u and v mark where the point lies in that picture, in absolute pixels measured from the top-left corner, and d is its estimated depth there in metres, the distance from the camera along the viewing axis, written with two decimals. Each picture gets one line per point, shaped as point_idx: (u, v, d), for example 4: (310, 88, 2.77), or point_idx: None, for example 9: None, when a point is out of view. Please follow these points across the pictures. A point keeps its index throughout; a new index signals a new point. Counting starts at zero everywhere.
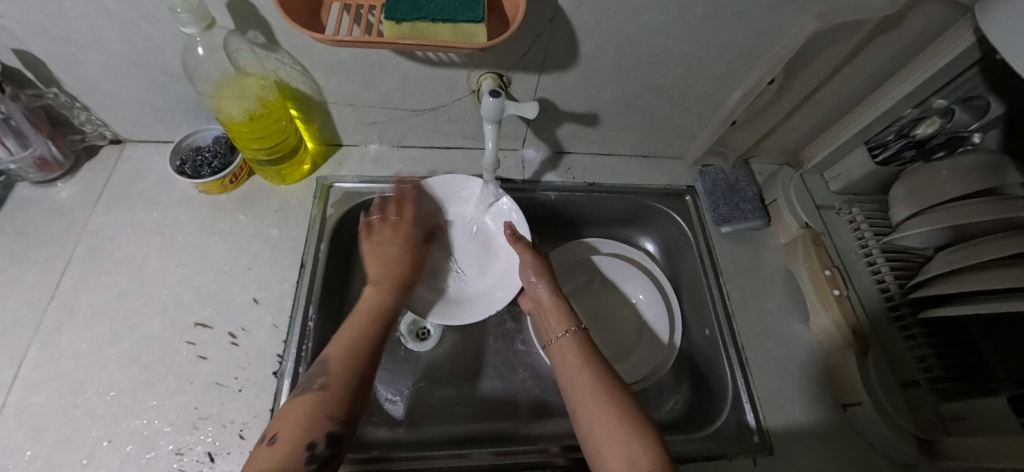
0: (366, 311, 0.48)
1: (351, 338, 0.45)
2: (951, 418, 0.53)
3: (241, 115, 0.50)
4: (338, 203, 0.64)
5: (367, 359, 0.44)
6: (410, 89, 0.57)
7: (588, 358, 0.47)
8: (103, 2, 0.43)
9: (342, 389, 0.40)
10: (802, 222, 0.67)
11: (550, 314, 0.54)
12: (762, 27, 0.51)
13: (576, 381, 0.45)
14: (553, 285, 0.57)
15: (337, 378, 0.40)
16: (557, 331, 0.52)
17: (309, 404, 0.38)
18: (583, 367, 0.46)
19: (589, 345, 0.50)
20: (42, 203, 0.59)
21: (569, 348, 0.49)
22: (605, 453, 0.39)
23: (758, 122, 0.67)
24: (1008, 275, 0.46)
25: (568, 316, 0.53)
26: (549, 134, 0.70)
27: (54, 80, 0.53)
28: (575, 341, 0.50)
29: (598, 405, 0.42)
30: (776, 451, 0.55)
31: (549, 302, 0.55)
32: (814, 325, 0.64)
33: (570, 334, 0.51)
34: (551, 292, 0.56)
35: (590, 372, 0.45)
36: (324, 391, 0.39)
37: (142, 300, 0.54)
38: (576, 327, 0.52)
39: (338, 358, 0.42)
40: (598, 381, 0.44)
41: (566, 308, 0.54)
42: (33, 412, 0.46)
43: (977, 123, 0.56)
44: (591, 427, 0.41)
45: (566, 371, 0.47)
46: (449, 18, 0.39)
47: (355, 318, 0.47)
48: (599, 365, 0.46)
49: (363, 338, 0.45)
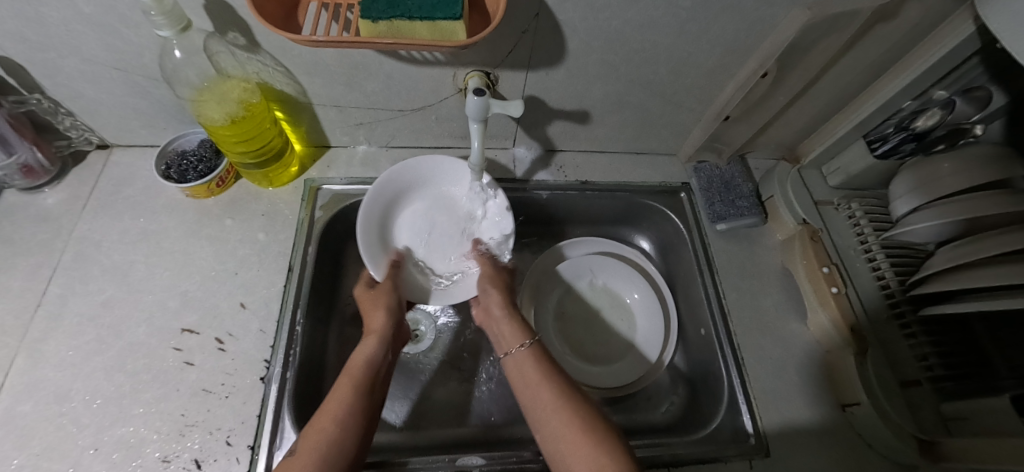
0: (351, 370, 0.48)
1: (342, 400, 0.44)
2: (952, 419, 0.51)
3: (223, 118, 0.49)
4: (327, 205, 0.63)
5: (355, 422, 0.42)
6: (396, 89, 0.56)
7: (545, 371, 0.47)
8: (79, 6, 0.42)
9: (318, 457, 0.38)
10: (799, 218, 0.65)
11: (506, 329, 0.54)
12: (754, 19, 0.50)
13: (535, 399, 0.44)
14: (507, 299, 0.57)
15: (314, 441, 0.39)
16: (514, 346, 0.51)
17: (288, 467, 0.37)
18: (540, 383, 0.45)
19: (547, 358, 0.50)
20: (29, 210, 0.58)
21: (526, 363, 0.48)
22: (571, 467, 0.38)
23: (753, 117, 0.65)
24: (1009, 272, 0.45)
25: (523, 330, 0.53)
26: (539, 132, 0.69)
27: (36, 87, 0.52)
28: (531, 355, 0.49)
29: (560, 420, 0.41)
30: (773, 453, 0.54)
31: (502, 318, 0.55)
32: (812, 323, 0.62)
33: (526, 348, 0.50)
34: (504, 307, 0.56)
35: (548, 387, 0.44)
36: (305, 453, 0.39)
37: (128, 307, 0.54)
38: (532, 339, 0.51)
39: (320, 421, 0.41)
40: (558, 396, 0.43)
41: (519, 324, 0.54)
42: (19, 421, 0.46)
43: (980, 114, 0.55)
44: (557, 446, 0.40)
45: (524, 387, 0.46)
46: (427, 16, 0.37)
47: (343, 378, 0.46)
48: (556, 378, 0.46)
49: (370, 359, 0.50)
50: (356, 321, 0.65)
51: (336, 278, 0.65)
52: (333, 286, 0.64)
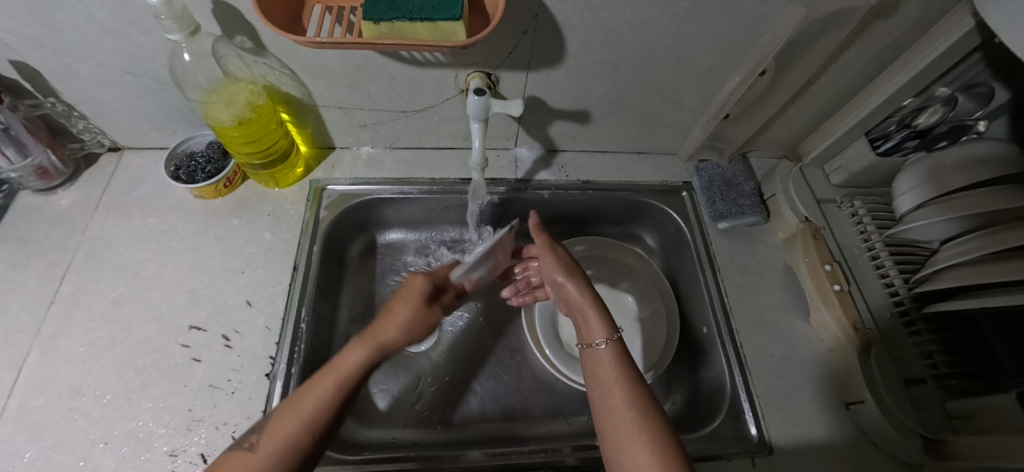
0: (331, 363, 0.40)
1: (313, 410, 0.36)
2: (959, 417, 0.51)
3: (230, 120, 0.50)
4: (332, 205, 0.64)
5: (316, 437, 0.36)
6: (399, 90, 0.57)
7: (628, 375, 0.42)
8: (93, 12, 0.44)
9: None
10: (802, 215, 0.65)
11: (589, 320, 0.49)
12: (752, 17, 0.50)
13: (611, 399, 0.40)
14: (586, 285, 0.53)
15: (265, 455, 0.34)
16: (596, 340, 0.47)
17: (239, 467, 0.33)
18: (617, 385, 0.41)
19: (629, 360, 0.44)
20: (43, 211, 0.60)
21: (606, 360, 0.44)
22: None
23: (753, 116, 0.65)
24: (1002, 269, 0.45)
25: (607, 325, 0.48)
26: (541, 132, 0.69)
27: (51, 90, 0.54)
28: (613, 353, 0.45)
29: (632, 434, 0.37)
30: (776, 452, 0.54)
31: (584, 305, 0.51)
32: (815, 322, 0.62)
33: (606, 344, 0.46)
34: (584, 293, 0.52)
35: (623, 393, 0.40)
36: (266, 452, 0.34)
37: (138, 305, 0.55)
38: (616, 336, 0.46)
39: (282, 430, 0.35)
40: (633, 409, 0.38)
41: (604, 313, 0.49)
42: (32, 415, 0.47)
43: (982, 110, 0.56)
44: (622, 459, 0.36)
45: (599, 387, 0.42)
46: (427, 17, 0.38)
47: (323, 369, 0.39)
48: (635, 387, 0.41)
49: (353, 364, 0.39)
50: (359, 319, 0.65)
51: (340, 277, 0.66)
52: (338, 284, 0.65)
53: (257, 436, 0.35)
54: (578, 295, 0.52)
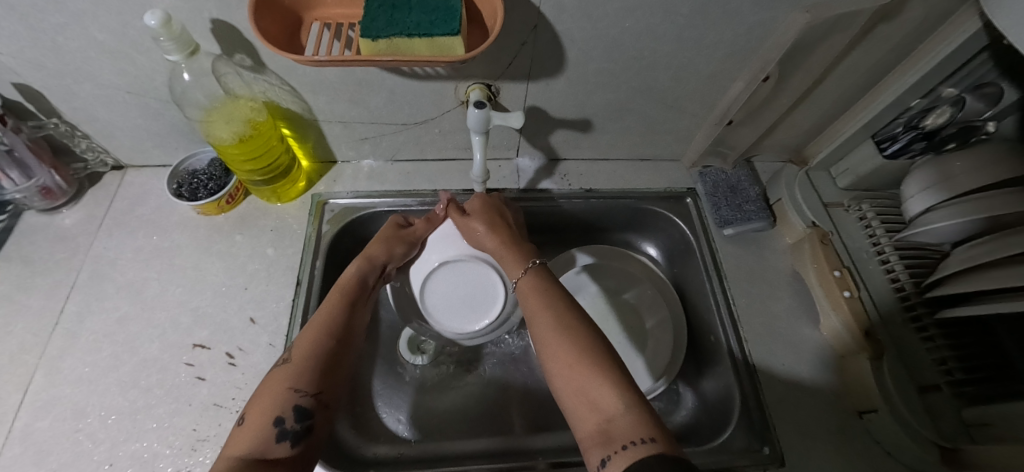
0: (330, 299, 0.50)
1: (324, 320, 0.47)
2: (976, 425, 0.49)
3: (230, 138, 0.50)
4: (334, 219, 0.64)
5: (334, 336, 0.46)
6: (399, 104, 0.57)
7: (550, 293, 0.48)
8: (93, 34, 0.44)
9: (308, 366, 0.42)
10: (809, 221, 0.64)
11: (505, 257, 0.55)
12: (753, 23, 0.49)
13: (537, 316, 0.46)
14: (501, 229, 0.57)
15: (301, 356, 0.43)
16: (516, 275, 0.53)
17: (277, 384, 0.41)
18: (541, 302, 0.47)
19: (546, 281, 0.51)
20: (48, 230, 0.60)
21: (530, 284, 0.50)
22: (569, 391, 0.39)
23: (756, 121, 0.65)
24: (1009, 274, 0.45)
25: (524, 256, 0.55)
26: (542, 142, 0.69)
27: (54, 112, 0.54)
28: (534, 278, 0.51)
29: (559, 337, 0.42)
30: (788, 462, 0.53)
31: (499, 247, 0.56)
32: (825, 329, 0.61)
33: (529, 272, 0.52)
34: (496, 236, 0.57)
35: (548, 307, 0.46)
36: (297, 364, 0.42)
37: (142, 324, 0.55)
38: (531, 263, 0.53)
39: (307, 339, 0.44)
40: (557, 314, 0.45)
41: (519, 249, 0.55)
42: (38, 437, 0.47)
43: (991, 111, 0.54)
44: (555, 359, 0.41)
45: (529, 308, 0.48)
46: (425, 32, 0.38)
47: (330, 299, 0.50)
48: (555, 303, 0.47)
49: (333, 314, 0.48)
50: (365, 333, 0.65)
51: None
52: None
53: (290, 355, 0.43)
54: (491, 237, 0.57)
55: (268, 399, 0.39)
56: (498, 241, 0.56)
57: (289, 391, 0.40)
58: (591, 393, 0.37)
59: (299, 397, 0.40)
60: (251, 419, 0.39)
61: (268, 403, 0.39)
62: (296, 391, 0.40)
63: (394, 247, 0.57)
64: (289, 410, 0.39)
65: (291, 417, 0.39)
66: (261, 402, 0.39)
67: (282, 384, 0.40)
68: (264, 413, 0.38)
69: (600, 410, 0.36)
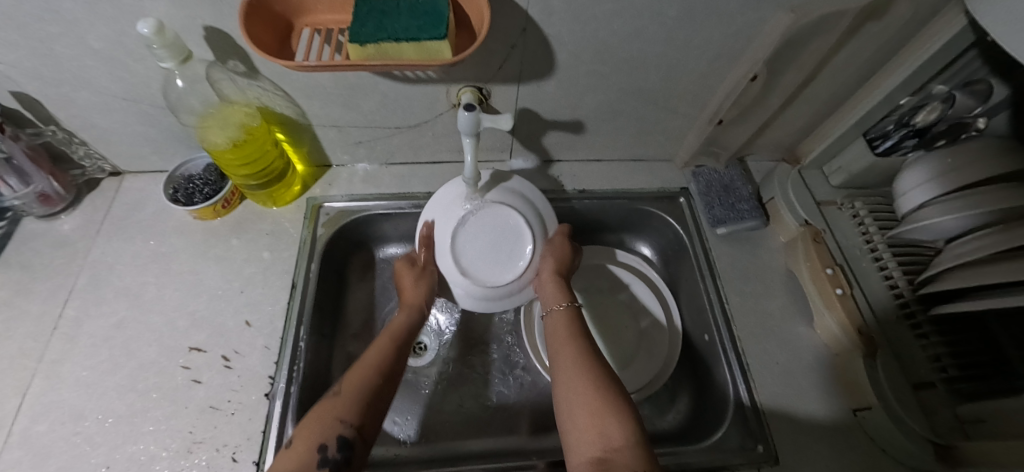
0: (382, 336, 0.51)
1: (374, 355, 0.47)
2: (970, 421, 0.49)
3: (224, 143, 0.51)
4: (329, 222, 0.64)
5: (382, 374, 0.46)
6: (392, 107, 0.57)
7: (576, 333, 0.50)
8: (89, 42, 0.44)
9: (356, 397, 0.42)
10: (802, 219, 0.65)
11: (550, 289, 0.56)
12: (741, 23, 0.50)
13: (562, 354, 0.48)
14: (558, 266, 0.59)
15: (349, 389, 0.43)
16: (557, 305, 0.54)
17: (325, 408, 0.41)
18: (569, 340, 0.49)
19: (582, 322, 0.52)
20: (46, 236, 0.61)
21: (562, 322, 0.52)
22: (578, 428, 0.39)
23: (748, 120, 0.65)
24: (1000, 269, 0.45)
25: (567, 293, 0.56)
26: (536, 143, 0.69)
27: (52, 119, 0.55)
28: (568, 315, 0.53)
29: (578, 375, 0.43)
30: (782, 461, 0.53)
31: (548, 279, 0.57)
32: (819, 327, 0.61)
33: (564, 308, 0.53)
34: (553, 271, 0.58)
35: (574, 346, 0.48)
36: (346, 394, 0.42)
37: (139, 328, 0.55)
38: (570, 302, 0.54)
39: (358, 374, 0.45)
40: (581, 354, 0.46)
41: (564, 285, 0.57)
42: (36, 441, 0.47)
43: (982, 107, 0.55)
44: (569, 397, 0.42)
45: (556, 344, 0.50)
46: (413, 37, 0.38)
47: (381, 338, 0.51)
48: (583, 342, 0.48)
49: (382, 351, 0.48)
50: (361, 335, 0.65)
51: (339, 294, 0.66)
52: (338, 301, 0.65)
53: (339, 385, 0.44)
54: (550, 271, 0.58)
55: (314, 422, 0.39)
56: (556, 277, 0.57)
57: (337, 419, 0.40)
58: (598, 430, 0.38)
59: (344, 429, 0.39)
60: (298, 442, 0.39)
61: (313, 428, 0.39)
62: (343, 422, 0.40)
63: (429, 288, 0.58)
64: (333, 439, 0.39)
65: (333, 446, 0.38)
66: (307, 426, 0.39)
67: (330, 411, 0.40)
68: (310, 438, 0.38)
69: (606, 441, 0.37)
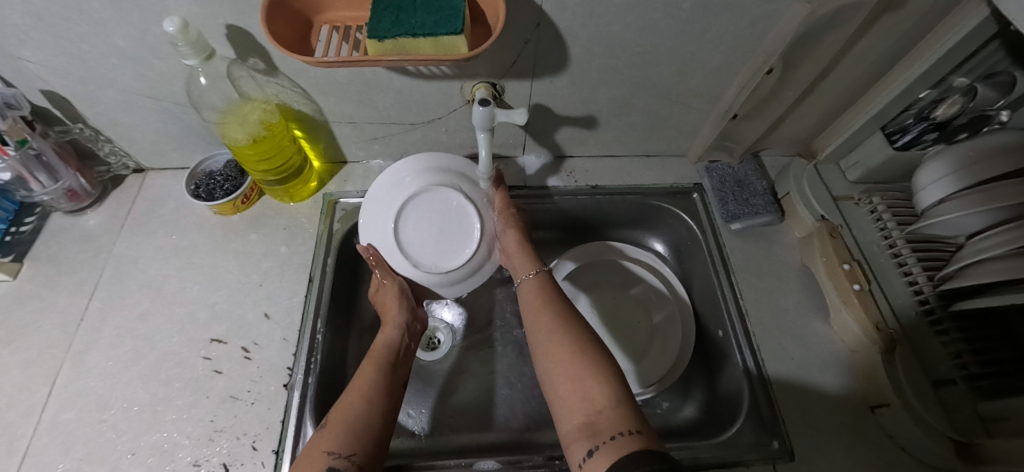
0: (370, 359, 0.51)
1: (362, 385, 0.48)
2: (992, 419, 0.48)
3: (245, 139, 0.52)
4: (345, 217, 0.65)
5: (370, 401, 0.46)
6: (407, 104, 0.58)
7: (548, 300, 0.52)
8: (115, 42, 0.46)
9: (343, 429, 0.42)
10: (818, 214, 0.64)
11: (517, 258, 0.59)
12: (756, 16, 0.49)
13: (537, 322, 0.50)
14: (521, 233, 0.60)
15: (337, 421, 0.43)
16: (525, 275, 0.57)
17: (317, 443, 0.41)
18: (543, 308, 0.51)
19: (551, 286, 0.55)
20: (73, 231, 0.63)
21: (532, 291, 0.54)
22: (563, 392, 0.42)
23: (762, 115, 0.65)
24: (1013, 266, 0.44)
25: (535, 260, 0.58)
26: (548, 139, 0.70)
27: (79, 117, 0.57)
28: (538, 282, 0.55)
29: (557, 341, 0.46)
30: (798, 457, 0.52)
31: (514, 249, 0.59)
32: (836, 323, 0.60)
33: (534, 276, 0.56)
34: (517, 240, 0.59)
35: (547, 313, 0.50)
36: (335, 428, 0.43)
37: (161, 320, 0.57)
38: (541, 269, 0.57)
39: (342, 405, 0.45)
40: (555, 321, 0.49)
41: (529, 252, 0.59)
42: (65, 428, 0.49)
43: (1005, 100, 0.53)
44: (550, 367, 0.45)
45: (531, 311, 0.52)
46: (429, 32, 0.39)
47: (368, 363, 0.51)
48: (558, 306, 0.51)
49: (370, 381, 0.48)
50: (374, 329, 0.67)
51: (355, 287, 0.67)
52: (353, 294, 0.66)
53: (327, 420, 0.44)
54: (514, 241, 0.59)
55: (307, 461, 0.40)
56: (518, 234, 0.60)
57: (325, 451, 0.40)
58: (584, 397, 0.40)
59: (333, 459, 0.40)
60: None
61: (306, 467, 0.39)
62: (330, 454, 0.40)
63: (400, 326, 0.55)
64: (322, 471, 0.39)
65: None
66: (300, 466, 0.40)
67: (319, 445, 0.41)
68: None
69: (591, 405, 0.39)
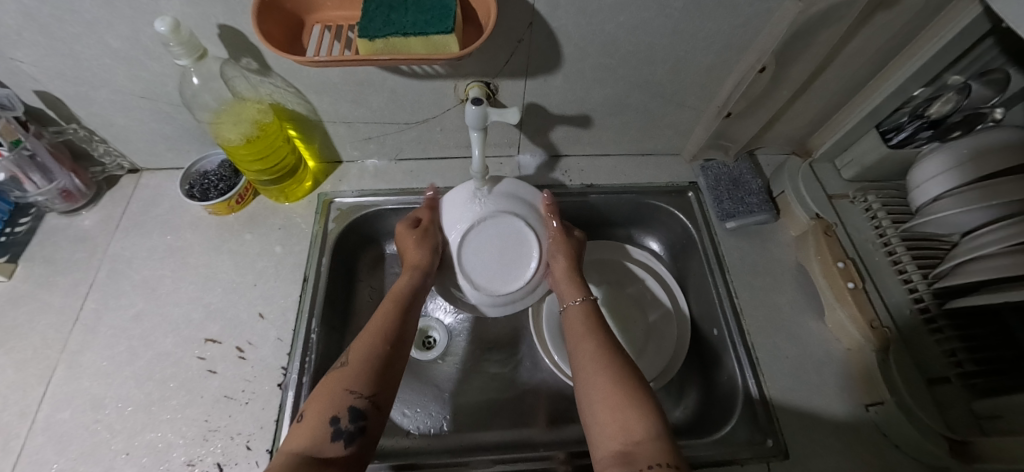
0: (388, 299, 0.52)
1: (381, 326, 0.48)
2: (987, 417, 0.48)
3: (239, 139, 0.52)
4: (339, 217, 0.65)
5: (388, 342, 0.47)
6: (401, 103, 0.58)
7: (593, 327, 0.51)
8: (108, 42, 0.46)
9: (363, 367, 0.44)
10: (812, 212, 0.64)
11: (562, 283, 0.57)
12: (749, 14, 0.49)
13: (580, 347, 0.49)
14: (570, 257, 0.58)
15: (357, 359, 0.44)
16: (571, 301, 0.55)
17: (338, 379, 0.43)
18: (587, 334, 0.50)
19: (601, 315, 0.53)
20: (68, 231, 0.63)
21: (578, 316, 0.53)
22: (601, 423, 0.41)
23: (757, 113, 0.65)
24: (1009, 264, 0.44)
25: (579, 285, 0.56)
26: (543, 138, 0.70)
27: (73, 118, 0.57)
28: (585, 309, 0.53)
29: (597, 369, 0.44)
30: (792, 456, 0.52)
31: (561, 272, 0.57)
32: (830, 321, 0.60)
33: (581, 302, 0.54)
34: (565, 266, 0.57)
35: (592, 340, 0.48)
36: (355, 365, 0.44)
37: (156, 320, 0.57)
38: (587, 295, 0.55)
39: (361, 342, 0.46)
40: (599, 348, 0.47)
41: (576, 277, 0.57)
42: (59, 428, 0.49)
43: (999, 97, 0.54)
44: (589, 394, 0.43)
45: (575, 337, 0.51)
46: (420, 31, 0.38)
47: (387, 304, 0.51)
48: (604, 333, 0.49)
49: (387, 323, 0.49)
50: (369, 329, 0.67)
51: (350, 287, 0.67)
52: (348, 294, 0.66)
53: (346, 357, 0.45)
54: (561, 267, 0.57)
55: (329, 396, 0.42)
56: (569, 257, 0.58)
57: (346, 389, 0.42)
58: (620, 426, 0.39)
59: (354, 398, 0.42)
60: (312, 413, 0.41)
61: (328, 401, 0.41)
62: (351, 393, 0.42)
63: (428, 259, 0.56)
64: (344, 410, 0.41)
65: (346, 417, 0.40)
66: (320, 399, 0.41)
67: (341, 381, 0.42)
68: (325, 407, 0.41)
69: (629, 435, 0.38)
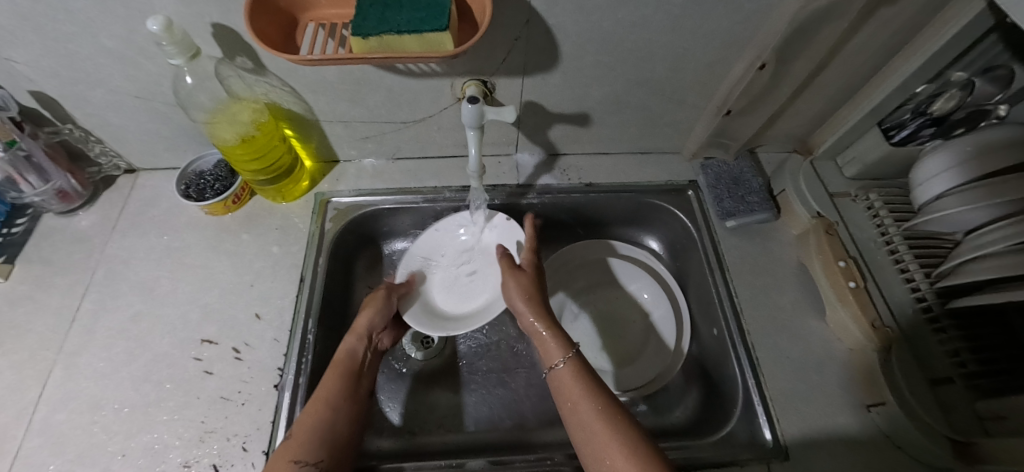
0: (334, 365, 0.51)
1: (326, 391, 0.47)
2: (989, 418, 0.47)
3: (234, 138, 0.52)
4: (337, 217, 0.65)
5: (335, 408, 0.46)
6: (397, 102, 0.58)
7: (588, 385, 0.45)
8: (102, 41, 0.46)
9: (309, 438, 0.42)
10: (813, 211, 0.63)
11: (545, 342, 0.51)
12: (748, 11, 0.49)
13: (572, 403, 0.44)
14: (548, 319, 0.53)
15: (302, 430, 0.43)
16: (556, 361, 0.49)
17: (283, 451, 0.41)
18: (583, 395, 0.44)
19: (589, 372, 0.47)
20: (64, 232, 0.63)
21: (567, 377, 0.46)
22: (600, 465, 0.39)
23: (757, 111, 0.64)
24: (1010, 264, 0.44)
25: (564, 343, 0.50)
26: (541, 137, 0.69)
27: (69, 118, 0.57)
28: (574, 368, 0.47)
29: (594, 421, 0.41)
30: (793, 456, 0.52)
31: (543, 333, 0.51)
32: (831, 320, 0.59)
33: (565, 363, 0.48)
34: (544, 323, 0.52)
35: (590, 401, 0.43)
36: (299, 437, 0.42)
37: (153, 321, 0.57)
38: (571, 353, 0.49)
39: (306, 412, 0.45)
40: (594, 402, 0.43)
41: (561, 334, 0.51)
42: (56, 429, 0.49)
43: (1003, 94, 0.52)
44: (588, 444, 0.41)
45: (564, 402, 0.45)
46: (414, 29, 0.38)
47: (332, 369, 0.50)
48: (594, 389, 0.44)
49: (337, 386, 0.48)
50: None
51: (348, 287, 0.67)
52: (346, 294, 0.66)
53: (291, 429, 0.43)
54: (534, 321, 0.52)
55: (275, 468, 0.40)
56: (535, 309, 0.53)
57: (292, 459, 0.40)
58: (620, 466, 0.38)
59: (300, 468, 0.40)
60: None
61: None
62: (296, 463, 0.40)
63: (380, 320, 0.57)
64: None
65: None
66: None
67: (286, 453, 0.41)
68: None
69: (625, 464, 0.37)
